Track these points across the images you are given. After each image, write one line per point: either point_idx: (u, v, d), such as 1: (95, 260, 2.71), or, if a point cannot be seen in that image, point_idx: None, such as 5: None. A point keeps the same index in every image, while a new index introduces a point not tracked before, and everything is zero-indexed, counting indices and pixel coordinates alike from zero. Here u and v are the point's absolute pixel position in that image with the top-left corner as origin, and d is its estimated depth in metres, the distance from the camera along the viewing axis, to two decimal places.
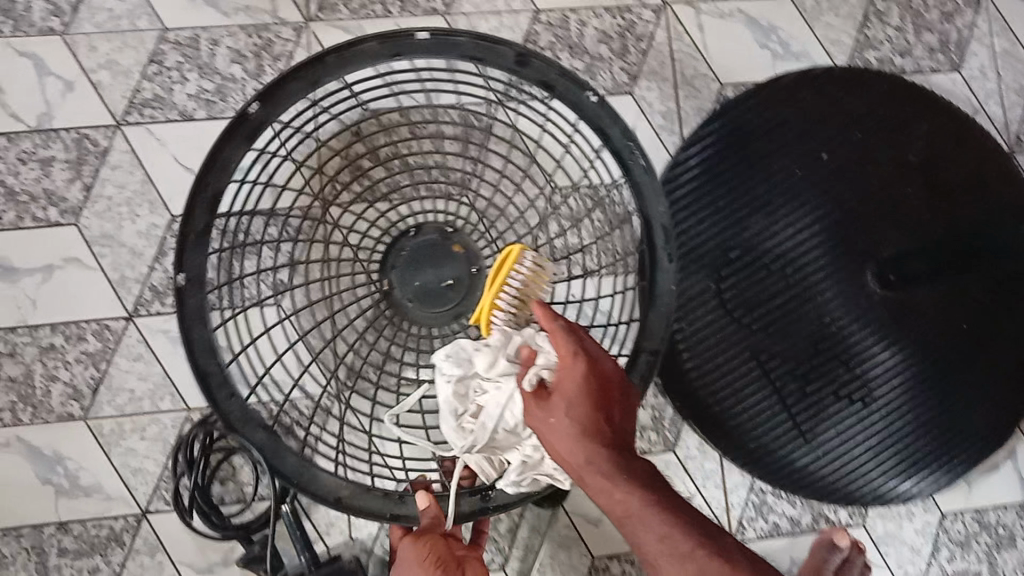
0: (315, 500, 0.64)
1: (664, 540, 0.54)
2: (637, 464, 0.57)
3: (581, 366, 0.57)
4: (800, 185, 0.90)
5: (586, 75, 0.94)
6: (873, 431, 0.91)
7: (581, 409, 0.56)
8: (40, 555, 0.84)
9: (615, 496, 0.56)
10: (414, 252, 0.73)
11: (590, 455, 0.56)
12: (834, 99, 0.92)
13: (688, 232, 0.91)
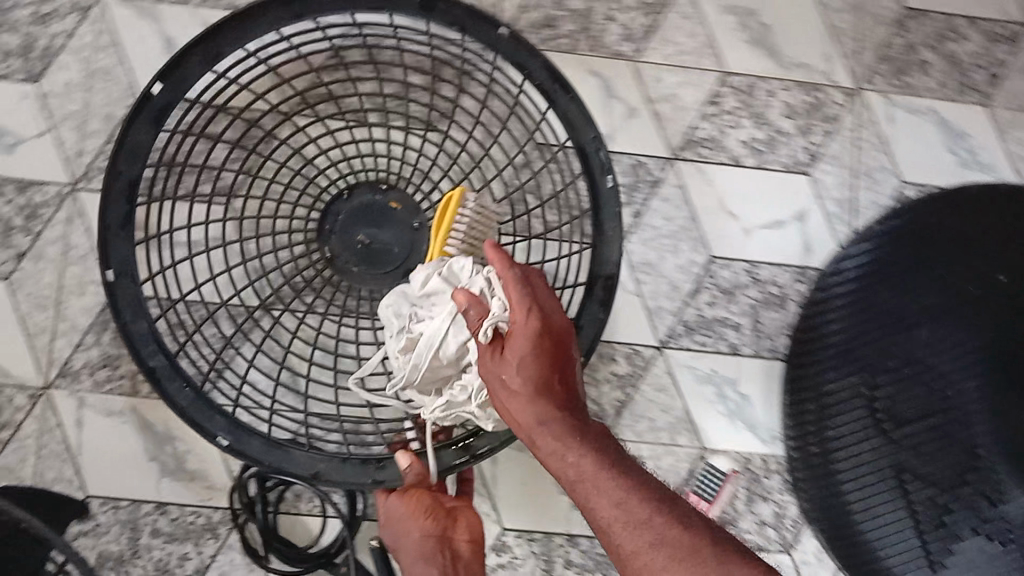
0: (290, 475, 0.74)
1: (619, 508, 0.57)
2: (591, 426, 0.60)
3: (534, 323, 0.59)
4: (977, 301, 0.81)
5: (766, 147, 0.91)
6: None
7: (531, 368, 0.59)
8: (133, 531, 0.82)
9: (568, 459, 0.59)
10: (351, 214, 0.80)
11: (542, 413, 0.59)
12: (1021, 213, 0.82)
13: (844, 331, 0.85)
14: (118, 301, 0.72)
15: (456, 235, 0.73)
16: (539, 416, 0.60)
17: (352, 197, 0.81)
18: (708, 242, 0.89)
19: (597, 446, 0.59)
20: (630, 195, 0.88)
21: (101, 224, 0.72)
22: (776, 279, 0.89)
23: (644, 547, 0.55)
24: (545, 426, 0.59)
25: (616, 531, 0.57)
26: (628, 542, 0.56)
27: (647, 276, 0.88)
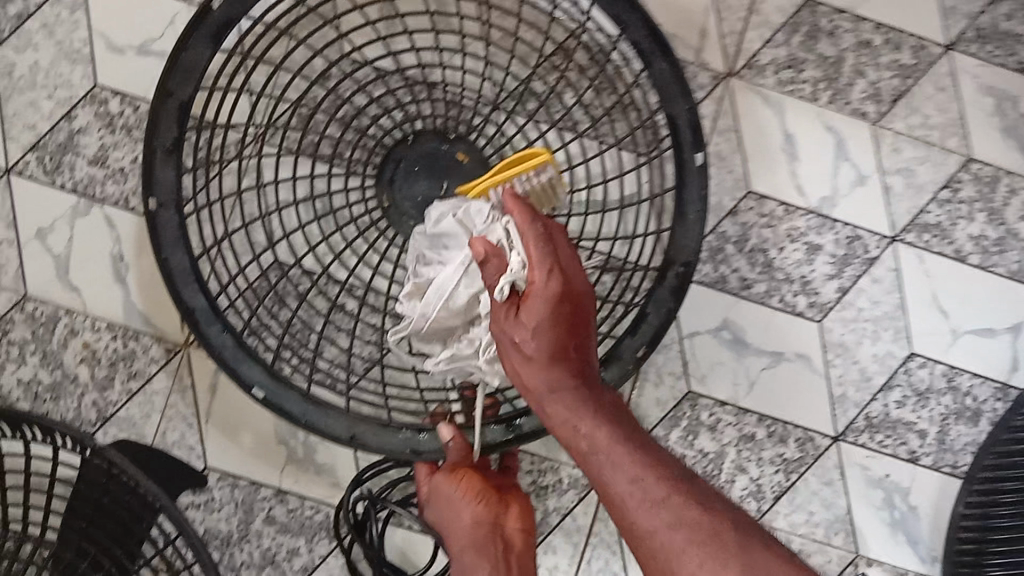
0: (326, 438, 0.69)
1: (636, 484, 0.52)
2: (603, 397, 0.57)
3: (552, 285, 0.55)
4: None
5: (994, 248, 0.82)
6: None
7: (545, 332, 0.55)
8: (246, 513, 0.76)
9: (580, 431, 0.55)
10: (411, 165, 0.77)
11: (556, 382, 0.56)
12: None
13: None
14: (157, 233, 0.66)
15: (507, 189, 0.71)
16: (554, 385, 0.56)
17: (418, 144, 0.77)
18: (911, 336, 0.81)
19: (611, 416, 0.56)
20: (840, 268, 0.81)
21: (149, 144, 0.65)
22: (973, 391, 0.81)
23: (667, 529, 0.50)
24: (559, 395, 0.56)
25: (631, 511, 0.51)
26: (643, 521, 0.50)
27: (839, 358, 0.80)
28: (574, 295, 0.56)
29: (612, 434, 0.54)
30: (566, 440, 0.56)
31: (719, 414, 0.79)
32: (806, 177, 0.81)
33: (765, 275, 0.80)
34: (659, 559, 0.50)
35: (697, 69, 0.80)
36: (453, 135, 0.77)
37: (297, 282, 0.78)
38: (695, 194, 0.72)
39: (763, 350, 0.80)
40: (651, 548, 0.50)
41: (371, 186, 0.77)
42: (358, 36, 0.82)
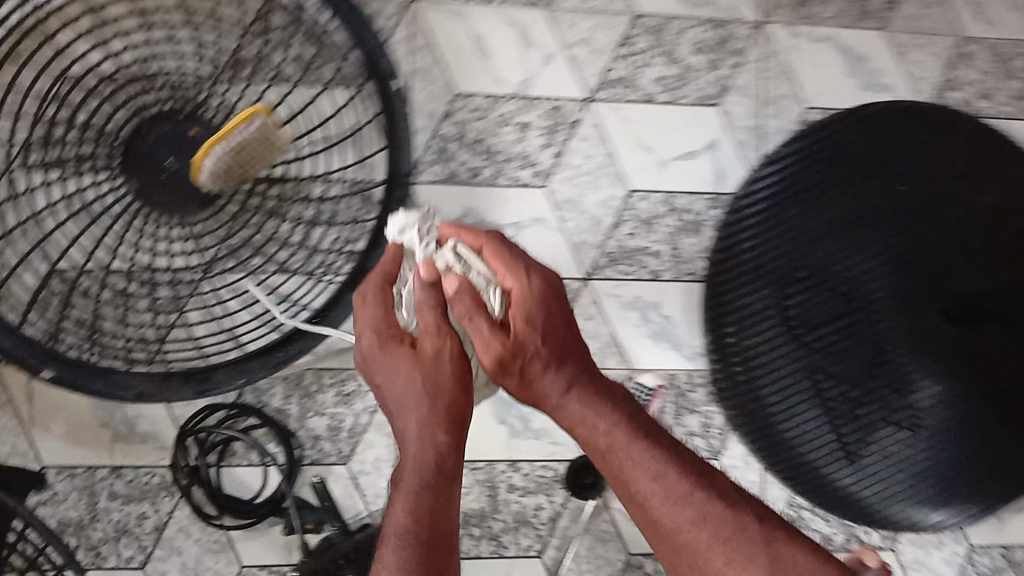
0: (118, 397, 0.80)
1: (659, 475, 0.59)
2: (614, 390, 0.65)
3: (538, 285, 0.66)
4: (873, 215, 0.92)
5: (677, 83, 0.95)
6: (923, 460, 0.93)
7: (543, 332, 0.64)
8: (91, 495, 0.84)
9: (600, 429, 0.62)
10: (148, 146, 0.82)
11: (574, 376, 0.64)
12: (903, 132, 0.94)
13: (754, 248, 0.92)
14: None
15: (230, 142, 0.78)
16: (568, 383, 0.64)
17: (152, 130, 0.83)
18: (626, 176, 0.93)
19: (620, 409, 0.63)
20: (551, 136, 0.92)
21: None
22: (692, 206, 0.95)
23: (804, 563, 0.55)
24: (567, 398, 0.63)
25: (666, 502, 0.58)
26: (682, 517, 0.58)
27: (572, 212, 0.93)
28: (560, 293, 0.67)
29: (624, 431, 0.62)
30: (583, 438, 0.63)
31: None
32: (501, 69, 0.91)
33: (488, 160, 0.91)
34: (690, 547, 0.57)
35: (381, 3, 0.87)
36: (183, 112, 0.84)
37: (76, 278, 0.85)
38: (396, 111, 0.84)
39: (503, 221, 0.91)
40: (678, 534, 0.58)
41: (115, 172, 0.82)
42: (83, 43, 0.88)
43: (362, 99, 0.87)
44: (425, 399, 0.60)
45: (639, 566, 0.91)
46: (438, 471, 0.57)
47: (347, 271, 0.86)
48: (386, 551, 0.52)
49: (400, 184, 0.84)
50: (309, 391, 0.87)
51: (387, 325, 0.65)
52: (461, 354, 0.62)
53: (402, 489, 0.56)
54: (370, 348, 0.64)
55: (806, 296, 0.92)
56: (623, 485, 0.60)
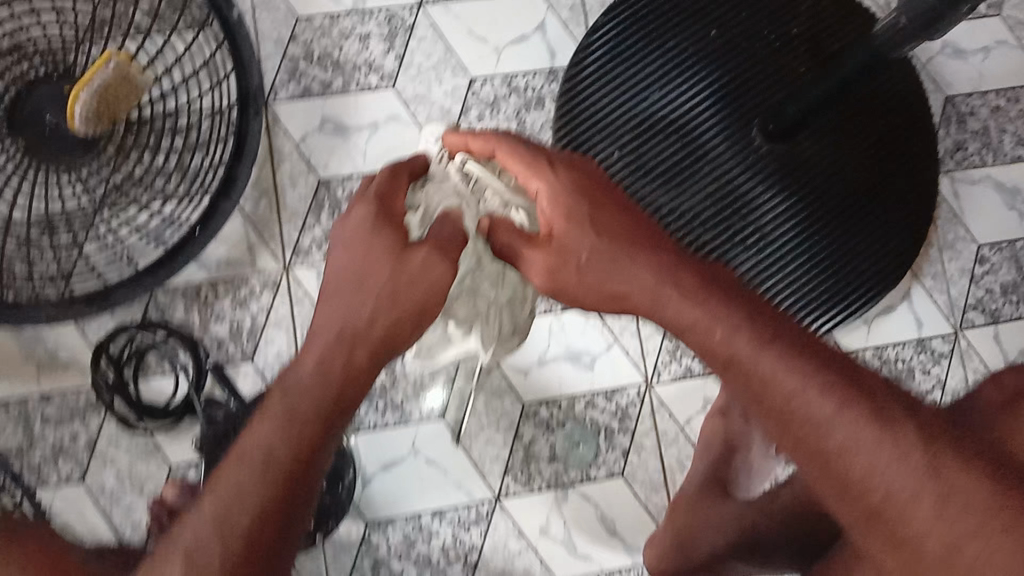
0: (28, 322, 0.90)
1: (798, 373, 0.53)
2: (717, 283, 0.59)
3: (579, 188, 0.62)
4: (691, 58, 0.98)
5: None
6: (785, 274, 0.98)
7: (600, 229, 0.61)
8: (27, 422, 0.95)
9: (714, 330, 0.56)
10: (29, 108, 0.94)
11: (661, 276, 0.59)
12: None
13: (586, 107, 0.99)
14: None
15: (93, 87, 0.88)
16: (663, 279, 0.59)
17: (29, 93, 0.94)
18: (466, 67, 1.02)
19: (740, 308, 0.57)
20: (390, 42, 1.02)
21: None
22: (531, 85, 1.03)
23: (951, 459, 0.49)
24: (666, 296, 0.59)
25: (796, 391, 0.52)
26: (830, 411, 0.51)
27: (422, 106, 1.01)
28: (595, 183, 0.63)
29: (740, 323, 0.56)
30: (693, 333, 0.58)
31: (349, 187, 0.99)
32: None
33: (337, 72, 1.00)
34: (835, 446, 0.51)
35: None
36: (55, 75, 0.95)
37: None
38: (240, 32, 0.91)
39: (358, 122, 1.00)
40: (822, 430, 0.51)
41: (1, 134, 0.93)
42: None
43: (207, 36, 0.99)
44: (372, 300, 0.58)
45: (535, 414, 0.99)
46: (344, 390, 0.56)
47: (216, 185, 0.96)
48: (268, 425, 0.54)
49: (252, 100, 0.93)
50: (206, 301, 0.96)
51: (387, 208, 0.62)
52: (437, 271, 0.59)
53: (300, 381, 0.56)
54: (356, 224, 0.61)
55: (641, 141, 0.98)
56: (742, 374, 0.55)
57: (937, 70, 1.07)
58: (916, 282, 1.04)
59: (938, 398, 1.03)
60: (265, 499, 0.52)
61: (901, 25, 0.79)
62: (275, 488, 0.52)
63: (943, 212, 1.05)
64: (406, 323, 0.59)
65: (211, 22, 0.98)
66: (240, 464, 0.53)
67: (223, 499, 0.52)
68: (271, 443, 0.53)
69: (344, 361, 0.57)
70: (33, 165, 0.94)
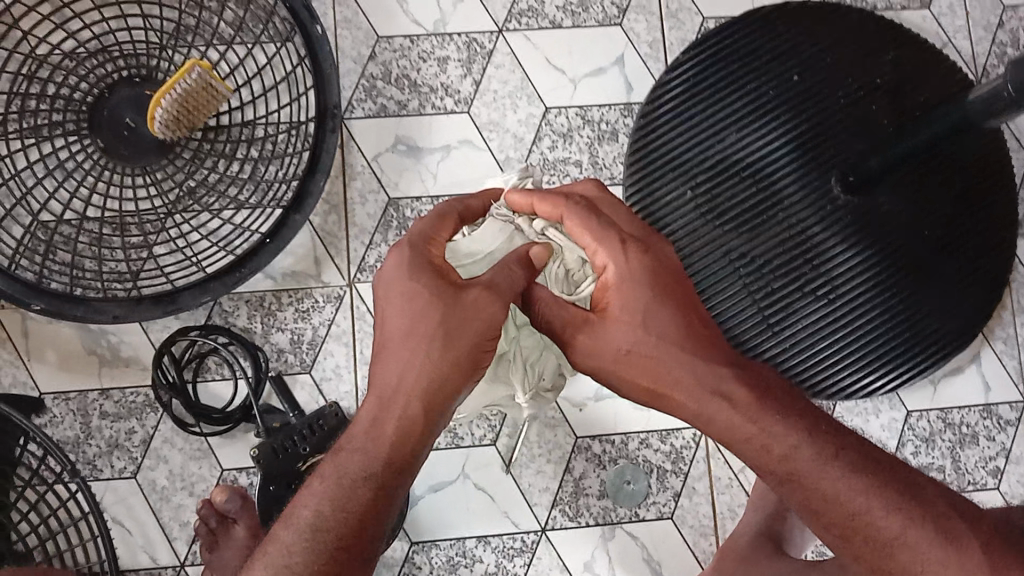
0: (97, 319, 0.91)
1: (866, 495, 0.59)
2: (758, 378, 0.63)
3: (644, 274, 0.63)
4: (770, 101, 0.97)
5: (580, 8, 1.04)
6: (856, 328, 0.96)
7: (660, 322, 0.62)
8: (84, 416, 0.96)
9: (767, 442, 0.60)
10: (114, 108, 0.96)
11: (712, 384, 0.61)
12: (798, 25, 0.99)
13: (660, 143, 0.99)
14: None
15: (175, 93, 0.90)
16: (716, 387, 0.62)
17: (115, 94, 0.97)
18: (541, 96, 1.03)
19: (795, 420, 0.61)
20: (468, 67, 1.02)
21: None
22: (605, 118, 1.03)
23: (1008, 556, 0.58)
24: (719, 408, 0.61)
25: (865, 511, 0.59)
26: (900, 533, 0.58)
27: (495, 132, 1.02)
28: (657, 263, 0.65)
29: (790, 429, 0.61)
30: (740, 442, 0.61)
31: (418, 208, 0.99)
32: (417, 12, 1.02)
33: (414, 93, 1.01)
34: (905, 564, 0.58)
35: None
36: (141, 78, 0.97)
37: (61, 227, 0.98)
38: (325, 48, 0.93)
39: (432, 143, 1.01)
40: (893, 548, 0.59)
41: (85, 132, 0.96)
42: (57, 32, 1.01)
43: (291, 49, 1.00)
44: (416, 354, 0.59)
45: (586, 448, 0.97)
46: (393, 447, 0.58)
47: (289, 197, 0.97)
48: (324, 483, 0.58)
49: (331, 116, 0.94)
50: (269, 310, 0.97)
51: (423, 251, 0.62)
52: (488, 316, 0.60)
53: (351, 442, 0.59)
54: (390, 276, 0.61)
55: (715, 182, 0.97)
56: (804, 492, 0.60)
57: (1021, 130, 1.05)
58: (987, 344, 1.01)
59: (1001, 465, 1.00)
60: (314, 563, 0.56)
61: (1006, 93, 0.78)
62: (329, 546, 0.56)
63: (1019, 275, 1.02)
64: (447, 377, 0.59)
65: (295, 36, 1.00)
66: (290, 526, 0.58)
67: (270, 560, 0.57)
68: (320, 507, 0.57)
69: (387, 415, 0.59)
70: (113, 163, 0.96)
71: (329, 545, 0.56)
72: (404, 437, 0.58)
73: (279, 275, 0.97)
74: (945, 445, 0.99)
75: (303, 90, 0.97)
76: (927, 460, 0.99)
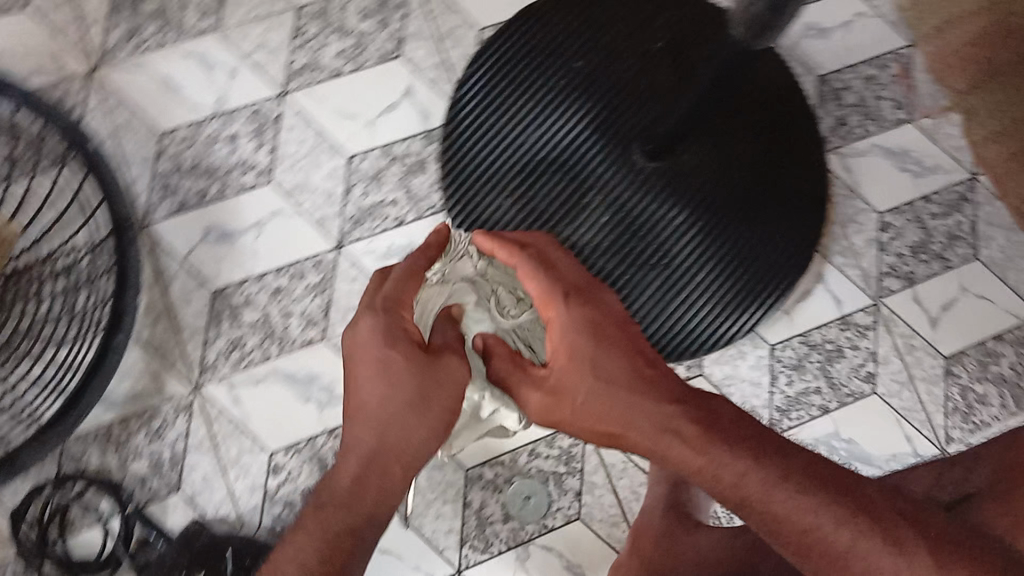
0: None
1: (812, 510, 0.56)
2: (707, 410, 0.62)
3: (583, 325, 0.65)
4: (562, 93, 1.00)
5: (357, 50, 1.03)
6: (699, 284, 0.98)
7: (608, 365, 0.64)
8: None
9: (721, 472, 0.59)
10: None
11: (666, 423, 0.61)
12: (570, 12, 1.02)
13: (470, 159, 1.00)
14: None
15: None
16: (660, 424, 0.61)
17: None
18: (341, 146, 1.01)
19: (748, 443, 0.60)
20: (260, 137, 1.00)
21: None
22: (410, 150, 1.02)
23: (955, 557, 0.53)
24: (668, 443, 0.61)
25: (813, 525, 0.56)
26: (847, 542, 0.55)
27: (304, 195, 1.00)
28: (608, 317, 0.66)
29: (740, 457, 0.59)
30: (700, 476, 0.60)
31: (246, 292, 0.97)
32: (194, 96, 1.00)
33: (211, 179, 0.99)
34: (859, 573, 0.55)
35: (66, 82, 0.99)
36: None
37: None
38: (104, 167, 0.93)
39: (243, 224, 0.98)
40: (844, 560, 0.55)
41: None
42: None
43: (72, 170, 0.97)
44: (399, 416, 0.62)
45: (479, 477, 0.97)
46: (375, 506, 0.61)
47: (108, 319, 0.94)
48: (304, 539, 0.59)
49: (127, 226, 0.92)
50: (120, 440, 0.93)
51: (395, 319, 0.65)
52: (456, 377, 0.66)
53: (331, 497, 0.60)
54: (365, 343, 0.63)
55: (527, 185, 0.99)
56: (757, 513, 0.58)
57: (803, 55, 1.09)
58: (826, 262, 1.05)
59: (872, 370, 1.03)
60: None
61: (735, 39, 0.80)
62: None
63: (838, 190, 1.06)
64: (421, 434, 0.63)
65: (72, 157, 0.97)
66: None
67: None
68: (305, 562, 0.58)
69: (362, 470, 0.61)
70: None
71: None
72: (383, 498, 0.62)
73: (121, 401, 0.94)
74: (816, 366, 1.02)
75: (95, 210, 0.96)
76: (803, 386, 1.02)
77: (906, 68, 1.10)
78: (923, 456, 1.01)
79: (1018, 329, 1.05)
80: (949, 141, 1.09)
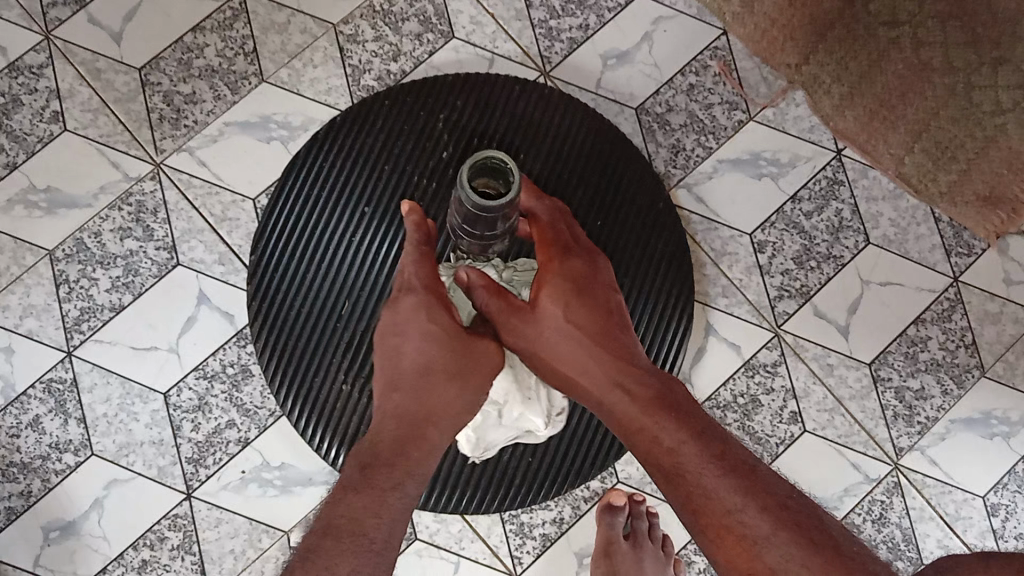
0: None
1: (741, 495, 0.58)
2: (657, 386, 0.67)
3: (567, 276, 0.72)
4: (367, 241, 0.89)
5: (131, 274, 0.91)
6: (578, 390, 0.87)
7: (579, 312, 0.70)
8: None
9: (662, 435, 0.63)
10: None
11: (620, 378, 0.68)
12: (340, 150, 0.90)
13: (292, 352, 0.87)
14: None
15: None
16: (618, 384, 0.67)
17: None
18: (151, 387, 0.90)
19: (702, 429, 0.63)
20: (63, 410, 0.89)
21: None
22: (226, 361, 0.91)
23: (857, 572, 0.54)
24: (614, 399, 0.67)
25: (734, 509, 0.58)
26: (766, 530, 0.56)
27: (132, 454, 0.89)
28: (589, 276, 0.73)
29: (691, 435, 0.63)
30: (642, 441, 0.64)
31: None
32: None
33: (28, 474, 0.88)
34: (766, 564, 0.55)
35: None
36: None
37: None
38: None
39: (80, 509, 0.88)
40: (752, 545, 0.56)
41: None
42: None
43: None
44: (436, 384, 0.66)
45: None
46: (420, 459, 0.63)
47: None
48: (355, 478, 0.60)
49: None
50: None
51: (429, 280, 0.69)
52: (489, 353, 0.70)
53: (380, 435, 0.64)
54: (405, 305, 0.68)
55: (361, 360, 0.87)
56: (687, 488, 0.60)
57: (611, 90, 0.97)
58: (710, 309, 0.93)
59: (795, 408, 0.93)
60: (343, 539, 0.56)
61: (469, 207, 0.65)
62: (344, 534, 0.56)
63: (697, 225, 0.95)
64: (461, 397, 0.67)
65: None
66: (333, 504, 0.59)
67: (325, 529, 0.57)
68: (351, 496, 0.59)
69: (405, 417, 0.64)
70: None
71: (373, 557, 0.56)
72: (426, 454, 0.64)
73: None
74: (735, 427, 0.92)
75: None
76: None
77: (726, 62, 0.98)
78: (877, 477, 0.92)
79: (934, 304, 0.95)
80: (797, 125, 0.97)
